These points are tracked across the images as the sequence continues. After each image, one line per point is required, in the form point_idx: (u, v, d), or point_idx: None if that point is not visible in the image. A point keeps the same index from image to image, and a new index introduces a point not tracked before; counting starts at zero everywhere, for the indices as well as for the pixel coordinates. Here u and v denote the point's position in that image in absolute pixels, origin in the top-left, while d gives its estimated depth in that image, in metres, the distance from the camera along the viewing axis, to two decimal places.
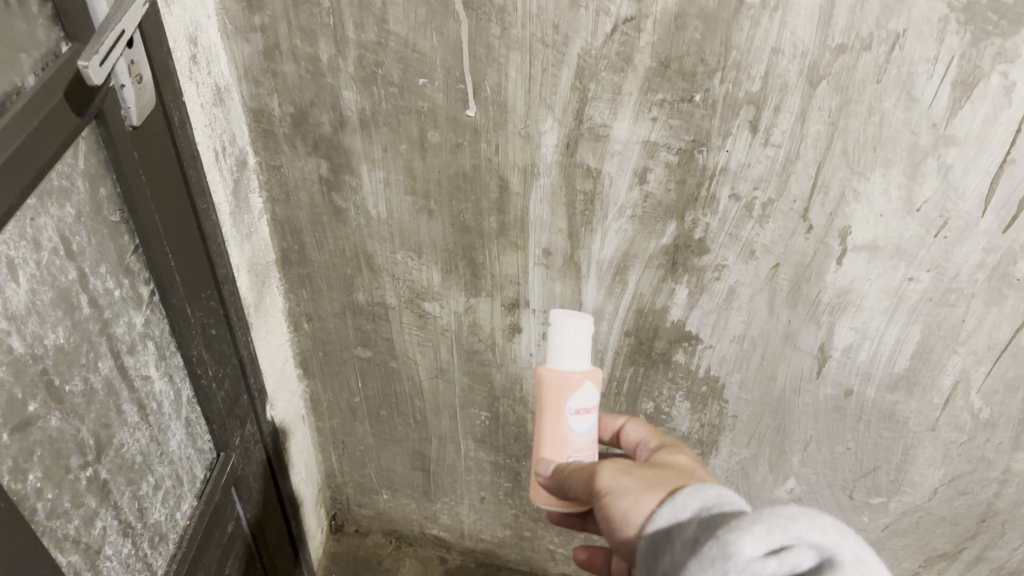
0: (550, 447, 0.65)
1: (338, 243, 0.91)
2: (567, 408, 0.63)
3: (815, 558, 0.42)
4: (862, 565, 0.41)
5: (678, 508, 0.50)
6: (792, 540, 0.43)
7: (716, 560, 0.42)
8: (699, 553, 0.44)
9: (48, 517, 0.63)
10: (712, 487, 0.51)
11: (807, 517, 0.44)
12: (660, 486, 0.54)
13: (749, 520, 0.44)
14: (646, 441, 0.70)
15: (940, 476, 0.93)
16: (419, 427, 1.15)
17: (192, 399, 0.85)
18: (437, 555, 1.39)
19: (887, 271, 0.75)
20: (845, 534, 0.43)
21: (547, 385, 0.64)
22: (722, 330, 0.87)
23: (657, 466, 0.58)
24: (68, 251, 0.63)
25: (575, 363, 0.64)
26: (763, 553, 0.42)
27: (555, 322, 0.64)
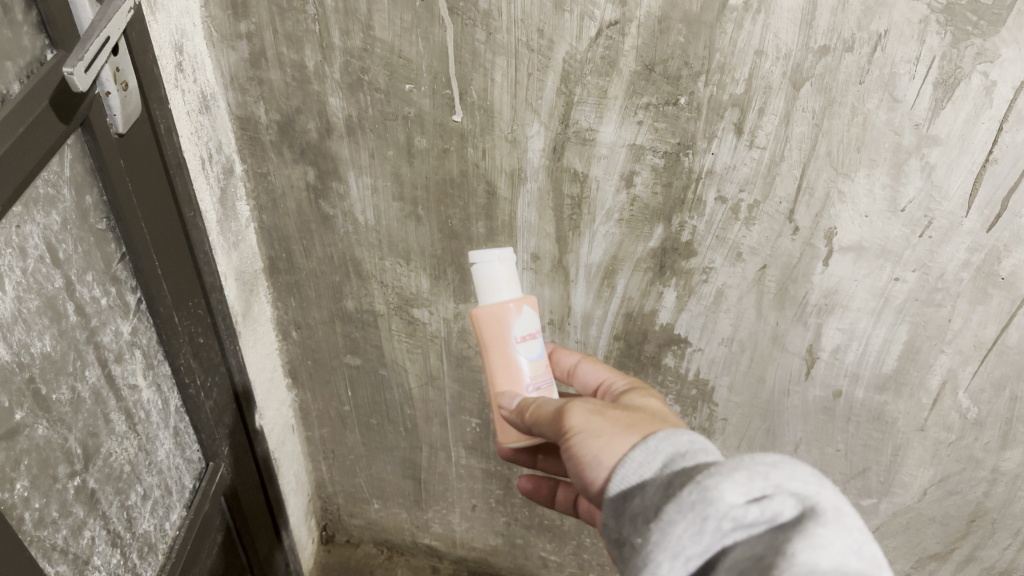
0: (503, 382, 0.65)
1: (326, 250, 0.91)
2: (512, 338, 0.64)
3: (795, 506, 0.42)
4: (840, 516, 0.41)
5: (650, 452, 0.49)
6: (772, 489, 0.42)
7: (697, 504, 0.41)
8: (678, 497, 0.43)
9: (36, 527, 0.63)
10: (686, 434, 0.50)
11: (787, 467, 0.43)
12: (632, 429, 0.53)
13: (729, 466, 0.43)
14: (612, 381, 0.73)
15: (929, 477, 0.93)
16: (410, 435, 1.15)
17: (180, 408, 0.85)
18: (429, 565, 1.39)
19: (873, 271, 0.76)
20: (824, 485, 0.43)
21: (484, 322, 0.65)
22: (711, 332, 0.87)
23: (627, 409, 0.58)
24: (54, 259, 0.63)
25: (507, 292, 0.64)
26: (744, 501, 0.42)
27: (476, 258, 0.65)
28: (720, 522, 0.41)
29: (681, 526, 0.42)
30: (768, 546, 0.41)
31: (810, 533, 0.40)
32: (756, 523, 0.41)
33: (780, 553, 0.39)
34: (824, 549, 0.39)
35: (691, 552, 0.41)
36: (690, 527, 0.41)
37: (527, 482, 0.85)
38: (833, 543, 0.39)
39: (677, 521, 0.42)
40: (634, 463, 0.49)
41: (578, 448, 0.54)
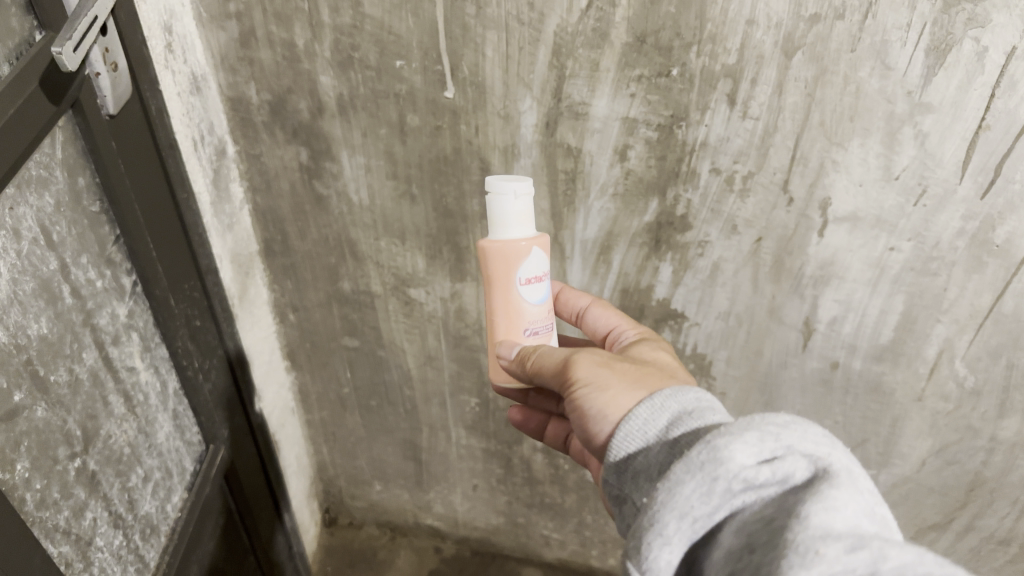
0: (503, 316, 0.66)
1: (321, 231, 0.91)
2: (517, 278, 0.64)
3: (805, 468, 0.42)
4: (851, 477, 0.42)
5: (657, 409, 0.50)
6: (783, 451, 0.43)
7: (706, 465, 0.42)
8: (686, 457, 0.43)
9: (37, 508, 0.63)
10: (692, 391, 0.51)
11: (798, 428, 0.45)
12: (640, 386, 0.55)
13: (740, 426, 0.44)
14: (622, 329, 0.76)
15: (928, 447, 0.94)
16: (409, 417, 1.15)
17: (179, 390, 0.85)
18: (431, 546, 1.40)
19: (868, 242, 0.76)
20: (834, 447, 0.44)
21: (492, 254, 0.64)
22: (708, 307, 0.88)
23: (634, 364, 0.59)
24: (48, 241, 0.63)
25: (520, 231, 0.63)
26: (755, 462, 0.42)
27: (493, 188, 0.62)
28: (730, 482, 0.42)
29: (690, 486, 0.42)
30: (778, 507, 0.41)
31: (823, 493, 0.40)
32: (766, 483, 0.42)
33: (793, 513, 0.40)
34: (838, 511, 0.39)
35: (699, 510, 0.42)
36: (700, 487, 0.42)
37: (517, 414, 0.86)
38: (846, 504, 0.39)
39: (686, 480, 0.42)
40: (640, 420, 0.50)
41: (585, 401, 0.55)
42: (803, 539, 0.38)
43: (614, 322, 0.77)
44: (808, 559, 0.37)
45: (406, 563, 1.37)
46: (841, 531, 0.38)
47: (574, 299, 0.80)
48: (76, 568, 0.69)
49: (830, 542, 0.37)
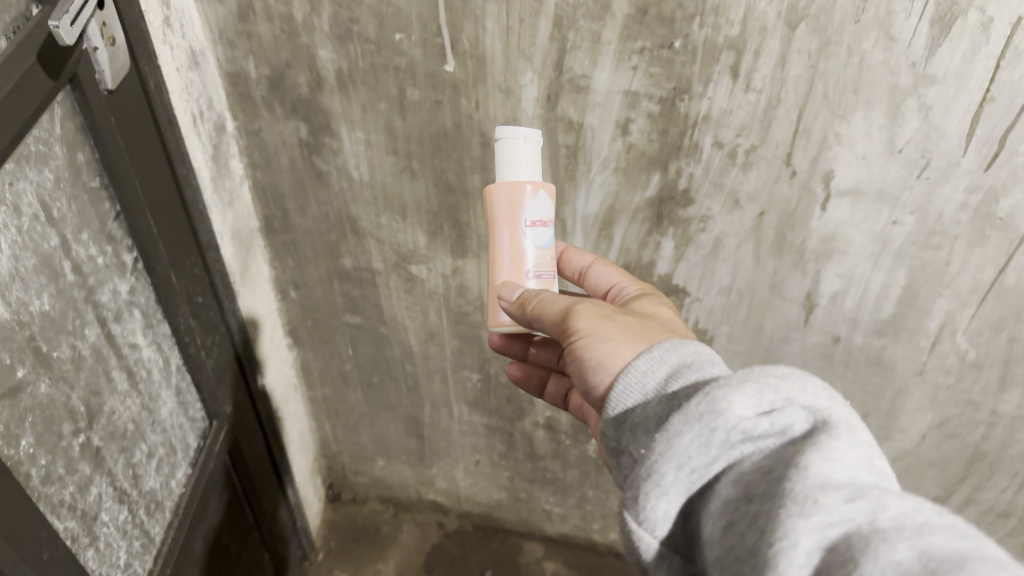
0: (505, 261, 0.66)
1: (322, 207, 0.91)
2: (523, 219, 0.65)
3: (805, 420, 0.43)
4: (848, 428, 0.43)
5: (656, 361, 0.50)
6: (782, 402, 0.44)
7: (704, 416, 0.43)
8: (684, 408, 0.44)
9: (43, 483, 0.63)
10: (691, 345, 0.51)
11: (798, 379, 0.45)
12: (640, 338, 0.55)
13: (740, 378, 0.44)
14: (624, 286, 0.77)
15: (928, 421, 0.94)
16: (412, 393, 1.16)
17: (181, 367, 0.85)
18: (434, 520, 1.41)
19: (871, 215, 0.75)
20: (835, 399, 0.44)
21: (499, 194, 0.64)
22: (709, 282, 0.87)
23: (634, 317, 0.59)
24: (48, 217, 0.62)
25: (528, 175, 0.64)
26: (754, 413, 0.43)
27: (501, 132, 0.63)
28: (728, 433, 0.42)
29: (687, 437, 0.43)
30: (777, 458, 0.42)
31: (822, 444, 0.41)
32: (764, 435, 0.43)
33: (791, 464, 0.40)
34: (836, 461, 0.40)
35: (697, 461, 0.43)
36: (697, 439, 0.43)
37: (517, 370, 0.87)
38: (845, 455, 0.40)
39: (684, 431, 0.43)
40: (639, 373, 0.50)
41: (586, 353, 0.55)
42: (801, 489, 0.39)
43: (616, 279, 0.78)
44: (806, 508, 0.38)
45: (409, 538, 1.38)
46: (839, 481, 0.39)
47: (575, 258, 0.80)
48: (82, 542, 0.70)
49: (828, 491, 0.38)
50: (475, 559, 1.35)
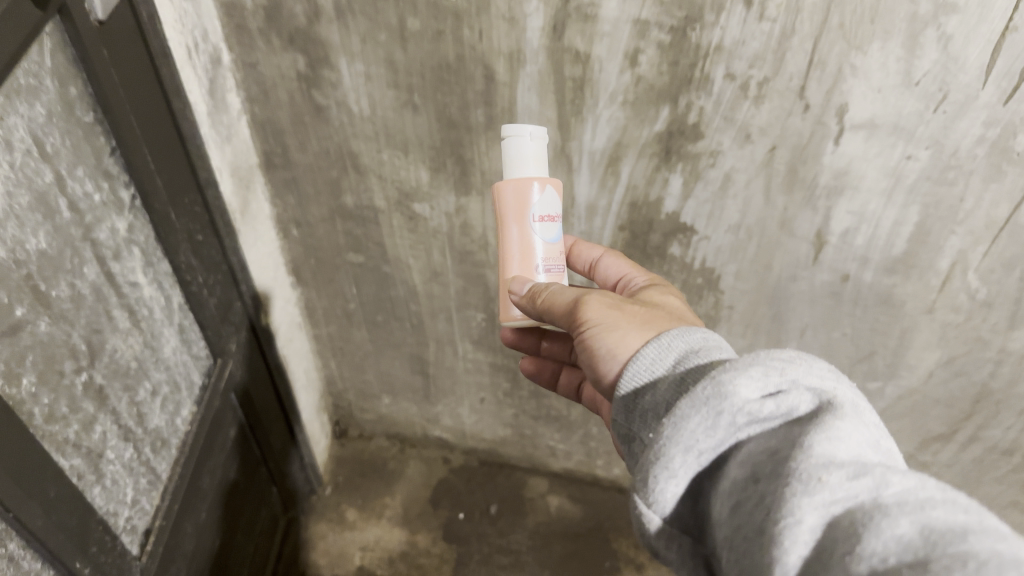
0: (515, 253, 0.66)
1: (322, 143, 0.89)
2: (532, 214, 0.64)
3: (809, 401, 0.43)
4: (854, 410, 0.43)
5: (665, 348, 0.50)
6: (787, 384, 0.44)
7: (711, 400, 0.43)
8: (691, 392, 0.44)
9: (46, 422, 0.63)
10: (700, 331, 0.51)
11: (803, 362, 0.45)
12: (649, 325, 0.55)
13: (745, 361, 0.44)
14: (633, 277, 0.77)
15: (936, 359, 0.94)
16: (416, 332, 1.15)
17: (183, 305, 0.85)
18: (440, 456, 1.42)
19: (884, 150, 0.73)
20: (838, 380, 0.45)
21: (507, 189, 0.64)
22: (718, 220, 0.86)
23: (643, 305, 0.59)
24: (42, 153, 0.61)
25: (536, 171, 0.64)
26: (760, 396, 0.43)
27: (508, 130, 0.63)
28: (734, 416, 0.43)
29: (694, 421, 0.43)
30: (782, 438, 0.42)
31: (827, 424, 0.41)
32: (771, 416, 0.43)
33: (797, 443, 0.41)
34: (841, 441, 0.40)
35: (703, 444, 0.43)
36: (704, 421, 0.43)
37: (530, 364, 0.87)
38: (849, 435, 0.41)
39: (691, 415, 0.43)
40: (648, 359, 0.50)
41: (595, 340, 0.55)
42: (805, 467, 0.39)
43: (625, 270, 0.79)
44: (811, 486, 0.38)
45: (416, 473, 1.40)
46: (843, 460, 0.40)
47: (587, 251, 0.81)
48: (88, 480, 0.70)
49: (832, 470, 0.39)
50: (480, 493, 1.37)
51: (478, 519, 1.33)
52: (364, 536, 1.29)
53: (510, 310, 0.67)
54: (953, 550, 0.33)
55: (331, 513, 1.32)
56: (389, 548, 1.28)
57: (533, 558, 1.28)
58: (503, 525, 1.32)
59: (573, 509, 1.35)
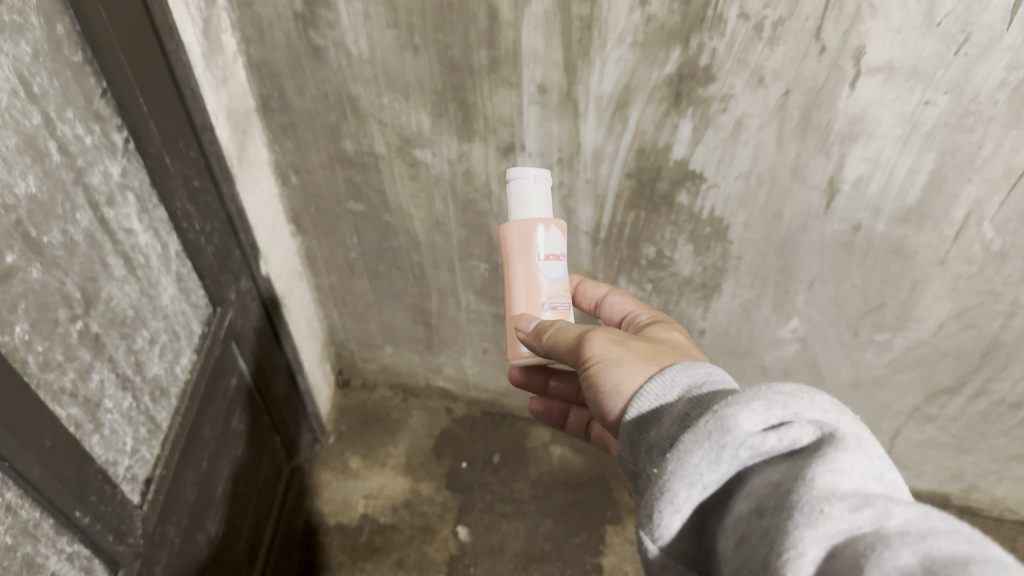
0: (521, 292, 0.68)
1: (320, 87, 0.86)
2: (537, 253, 0.67)
3: (813, 433, 0.44)
4: (857, 440, 0.43)
5: (668, 384, 0.52)
6: (790, 417, 0.45)
7: (714, 434, 0.44)
8: (694, 428, 0.45)
9: (41, 370, 0.62)
10: (702, 366, 0.53)
11: (806, 395, 0.46)
12: (652, 360, 0.57)
13: (747, 396, 0.45)
14: (636, 312, 0.80)
15: (946, 311, 0.92)
16: (418, 282, 1.14)
17: (181, 253, 0.83)
18: (443, 406, 1.42)
19: (902, 95, 0.71)
20: (843, 412, 0.45)
21: (513, 231, 0.67)
22: (728, 167, 0.83)
23: (645, 341, 0.61)
24: (29, 93, 0.59)
25: (539, 211, 0.67)
26: (762, 429, 0.44)
27: (513, 175, 0.66)
28: (737, 450, 0.44)
29: (697, 456, 0.44)
30: (785, 471, 0.43)
31: (830, 456, 0.42)
32: (773, 449, 0.44)
33: (799, 475, 0.41)
34: (843, 471, 0.41)
35: (708, 479, 0.45)
36: (708, 456, 0.44)
37: (538, 404, 0.90)
38: (852, 466, 0.41)
39: (694, 450, 0.45)
40: (652, 396, 0.52)
41: (601, 376, 0.57)
42: (807, 499, 0.40)
43: (629, 309, 0.82)
44: (813, 518, 0.39)
45: (419, 423, 1.39)
46: (846, 490, 0.40)
47: (592, 289, 0.84)
48: (86, 428, 0.69)
49: (834, 501, 0.39)
50: (483, 442, 1.37)
51: (480, 469, 1.33)
52: (368, 485, 1.30)
53: (518, 349, 0.68)
54: None
55: (335, 462, 1.33)
56: (392, 497, 1.28)
57: (535, 507, 1.28)
58: (506, 475, 1.33)
59: (576, 459, 1.35)
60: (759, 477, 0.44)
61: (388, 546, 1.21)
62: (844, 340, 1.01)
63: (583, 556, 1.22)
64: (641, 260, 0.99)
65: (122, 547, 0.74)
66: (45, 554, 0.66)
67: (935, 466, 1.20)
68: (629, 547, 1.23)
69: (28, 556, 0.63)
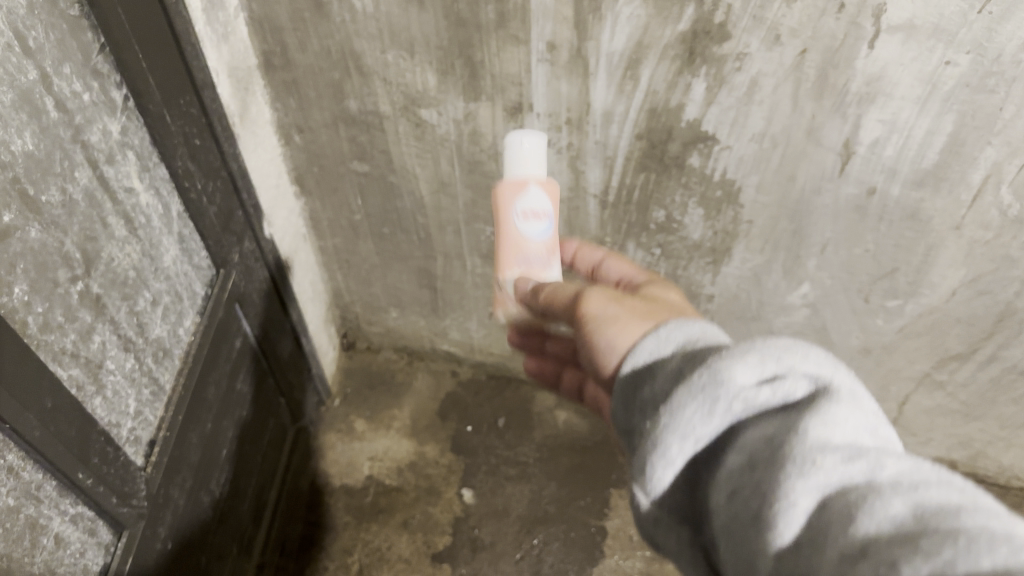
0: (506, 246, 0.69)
1: (324, 43, 0.84)
2: (517, 210, 0.67)
3: (806, 385, 0.44)
4: (851, 394, 0.44)
5: (662, 340, 0.52)
6: (784, 368, 0.45)
7: (709, 388, 0.44)
8: (688, 380, 0.45)
9: (42, 331, 0.62)
10: (697, 322, 0.52)
11: (801, 349, 0.46)
12: (647, 317, 0.56)
13: (742, 348, 0.45)
14: (632, 275, 0.77)
15: (960, 277, 0.90)
16: (424, 245, 1.12)
17: (183, 213, 0.82)
18: (448, 369, 1.42)
19: (922, 55, 0.68)
20: (836, 365, 0.46)
21: (505, 188, 0.67)
22: (742, 128, 0.81)
23: (643, 299, 0.61)
24: (24, 47, 0.57)
25: (526, 173, 0.66)
26: (756, 382, 0.44)
27: (511, 140, 0.66)
28: (732, 403, 0.44)
29: (691, 408, 0.44)
30: (779, 423, 0.43)
31: (823, 409, 0.42)
32: (768, 403, 0.44)
33: (793, 428, 0.42)
34: (836, 425, 0.41)
35: (701, 432, 0.45)
36: (702, 408, 0.44)
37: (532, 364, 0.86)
38: (844, 419, 0.42)
39: (687, 403, 0.45)
40: (646, 352, 0.51)
41: (595, 333, 0.57)
42: (801, 450, 0.41)
43: (625, 274, 0.78)
44: (806, 469, 0.40)
45: (424, 385, 1.39)
46: (838, 443, 0.41)
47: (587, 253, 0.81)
48: (88, 390, 0.69)
49: (826, 453, 0.40)
50: (488, 406, 1.37)
51: (485, 432, 1.33)
52: (373, 447, 1.30)
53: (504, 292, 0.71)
54: (944, 529, 0.35)
55: (340, 424, 1.33)
56: (397, 459, 1.28)
57: (540, 471, 1.28)
58: (511, 438, 1.32)
59: (581, 423, 1.35)
60: (754, 427, 0.44)
61: (394, 507, 1.22)
62: (854, 306, 1.00)
63: (587, 519, 1.23)
64: (650, 224, 0.97)
65: (125, 508, 0.74)
66: (48, 515, 0.67)
67: (942, 433, 1.20)
68: (634, 511, 1.24)
69: (32, 516, 0.64)
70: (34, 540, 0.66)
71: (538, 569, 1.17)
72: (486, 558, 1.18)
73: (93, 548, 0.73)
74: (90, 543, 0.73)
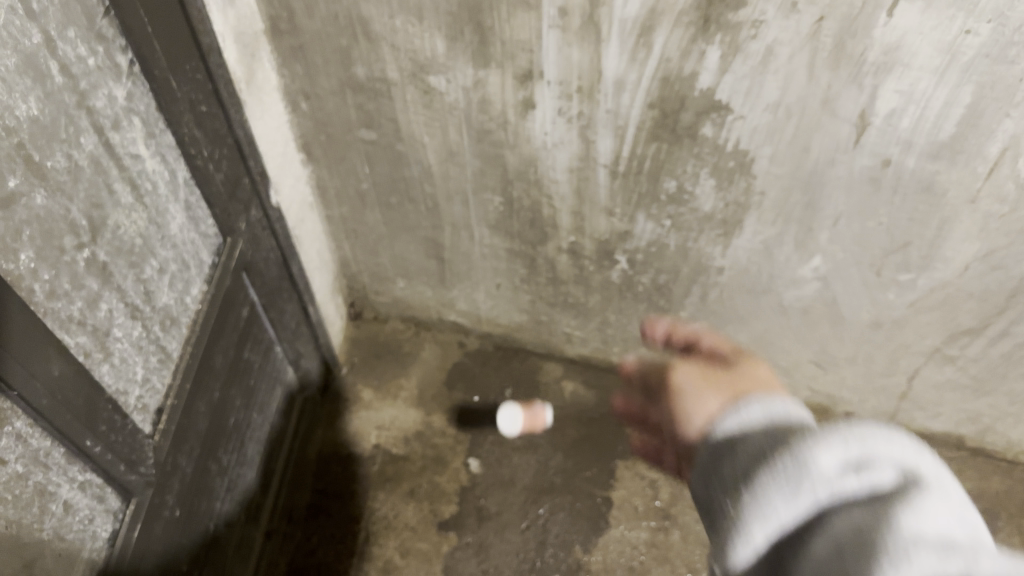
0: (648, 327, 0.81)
1: (331, 8, 0.82)
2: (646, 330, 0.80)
3: (892, 475, 0.45)
4: (938, 484, 0.44)
5: (746, 417, 0.53)
6: (869, 458, 0.45)
7: (792, 472, 0.45)
8: (771, 466, 0.47)
9: (47, 299, 0.62)
10: (783, 401, 0.53)
11: (885, 436, 0.47)
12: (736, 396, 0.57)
13: (825, 432, 0.47)
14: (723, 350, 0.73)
15: (974, 252, 0.89)
16: (431, 214, 1.12)
17: (189, 180, 0.81)
18: (456, 340, 1.41)
19: (942, 24, 0.67)
20: (922, 456, 0.46)
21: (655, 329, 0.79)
22: (756, 98, 0.80)
23: (740, 375, 0.66)
24: (27, 10, 0.56)
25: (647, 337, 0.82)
26: (841, 470, 0.45)
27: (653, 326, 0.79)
28: (817, 489, 0.44)
29: (775, 491, 0.45)
30: (866, 510, 0.43)
31: (911, 500, 0.42)
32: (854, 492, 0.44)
33: (880, 517, 0.41)
34: (928, 518, 0.41)
35: (785, 518, 0.45)
36: (785, 493, 0.45)
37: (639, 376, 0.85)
38: (935, 512, 0.41)
39: (771, 489, 0.46)
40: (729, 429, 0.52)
41: (679, 406, 0.66)
42: (891, 540, 0.40)
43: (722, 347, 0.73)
44: (899, 560, 0.39)
45: (431, 355, 1.39)
46: (930, 535, 0.40)
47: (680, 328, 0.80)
48: (95, 358, 0.69)
49: (919, 546, 0.39)
50: (495, 376, 1.37)
51: (493, 402, 1.33)
52: (380, 415, 1.30)
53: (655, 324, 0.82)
54: None
55: (347, 392, 1.33)
56: (404, 428, 1.29)
57: (546, 441, 1.29)
58: None
59: (588, 393, 1.35)
60: (838, 517, 0.43)
61: (401, 476, 1.23)
62: (866, 279, 0.99)
63: (592, 489, 1.23)
64: (660, 195, 0.96)
65: (133, 476, 0.74)
66: (56, 482, 0.67)
67: (951, 407, 1.19)
68: (639, 481, 1.25)
69: (39, 484, 0.65)
70: (43, 506, 0.66)
71: (543, 539, 1.18)
72: (492, 527, 1.19)
73: (101, 514, 0.74)
74: (98, 510, 0.73)
